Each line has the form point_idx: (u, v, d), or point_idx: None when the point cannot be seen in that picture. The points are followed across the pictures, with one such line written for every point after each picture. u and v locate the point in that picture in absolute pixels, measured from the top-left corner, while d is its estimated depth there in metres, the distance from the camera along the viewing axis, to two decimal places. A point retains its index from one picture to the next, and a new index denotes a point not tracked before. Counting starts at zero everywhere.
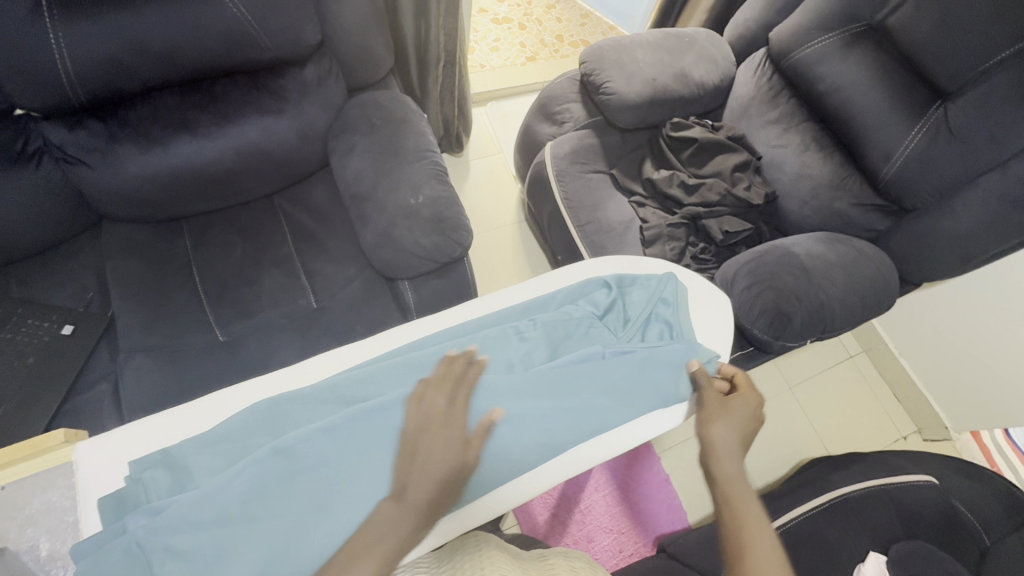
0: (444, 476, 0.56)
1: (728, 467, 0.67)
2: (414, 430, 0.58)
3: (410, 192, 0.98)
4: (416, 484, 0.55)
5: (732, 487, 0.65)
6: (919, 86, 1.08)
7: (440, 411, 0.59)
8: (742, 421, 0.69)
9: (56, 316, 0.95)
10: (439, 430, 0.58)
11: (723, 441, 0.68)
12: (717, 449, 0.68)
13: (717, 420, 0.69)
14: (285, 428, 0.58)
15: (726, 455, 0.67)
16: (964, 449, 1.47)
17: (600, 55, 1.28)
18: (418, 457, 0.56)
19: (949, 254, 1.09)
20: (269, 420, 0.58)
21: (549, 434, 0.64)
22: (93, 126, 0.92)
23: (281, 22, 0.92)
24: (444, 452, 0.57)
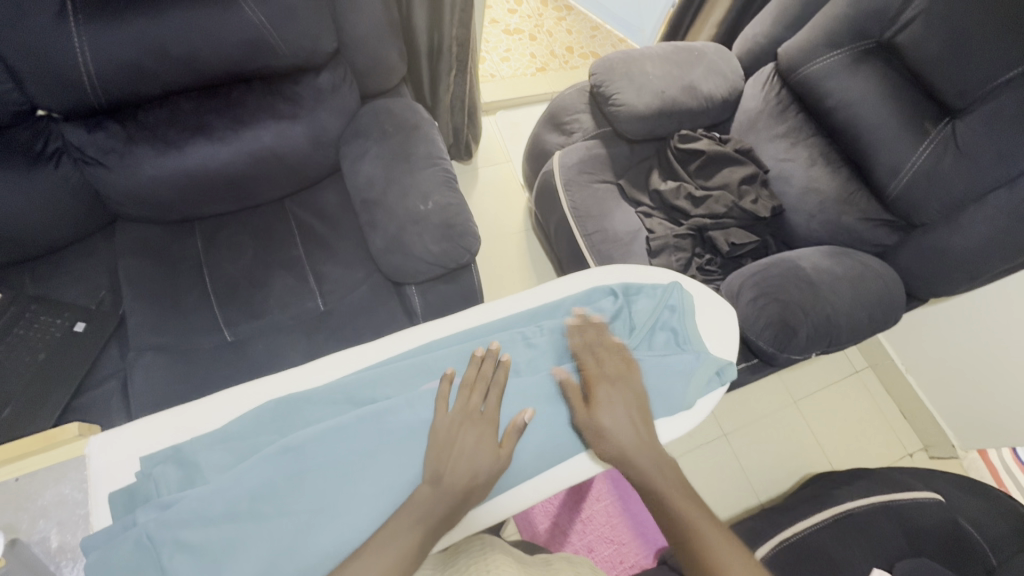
0: (472, 472, 0.58)
1: (645, 466, 0.65)
2: (448, 427, 0.60)
3: (420, 198, 0.99)
4: (449, 479, 0.57)
5: (662, 486, 0.64)
6: (926, 103, 1.09)
7: (474, 410, 0.61)
8: (624, 418, 0.66)
9: (69, 313, 0.96)
10: (472, 428, 0.60)
11: (622, 445, 0.65)
12: (618, 455, 0.65)
13: (603, 420, 0.65)
14: (295, 428, 0.59)
15: (630, 459, 0.65)
16: (971, 467, 1.44)
17: (610, 67, 1.29)
18: (454, 455, 0.58)
19: (955, 270, 1.09)
20: (279, 419, 0.59)
21: (551, 435, 0.66)
22: (112, 128, 0.94)
23: (298, 30, 0.94)
24: (477, 450, 0.59)
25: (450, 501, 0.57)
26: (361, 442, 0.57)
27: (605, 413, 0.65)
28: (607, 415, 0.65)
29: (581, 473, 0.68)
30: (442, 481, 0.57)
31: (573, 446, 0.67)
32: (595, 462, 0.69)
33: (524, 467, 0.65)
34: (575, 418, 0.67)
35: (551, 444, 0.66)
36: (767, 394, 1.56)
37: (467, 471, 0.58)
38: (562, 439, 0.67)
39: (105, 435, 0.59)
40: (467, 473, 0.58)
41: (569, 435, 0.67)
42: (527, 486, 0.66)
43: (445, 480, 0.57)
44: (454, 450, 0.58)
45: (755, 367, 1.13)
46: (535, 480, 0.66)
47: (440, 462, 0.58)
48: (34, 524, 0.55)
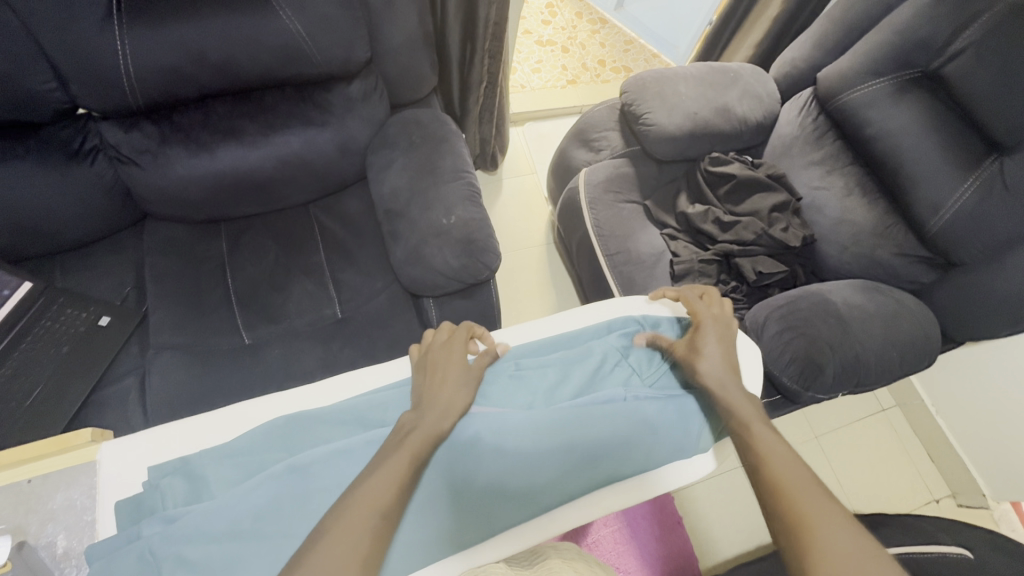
0: (445, 389, 0.63)
1: (734, 391, 0.68)
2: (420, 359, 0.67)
3: (443, 212, 0.99)
4: (428, 399, 0.62)
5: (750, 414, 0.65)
6: (974, 138, 1.04)
7: (442, 343, 0.69)
8: (721, 347, 0.73)
9: (94, 307, 0.98)
10: (443, 351, 0.67)
11: (718, 369, 0.71)
12: (716, 381, 0.69)
13: (705, 345, 0.73)
14: (303, 449, 0.59)
15: (720, 380, 0.70)
16: (1001, 519, 1.38)
17: (642, 86, 1.27)
18: (428, 372, 0.65)
19: (995, 312, 1.05)
20: (289, 439, 0.59)
21: (555, 474, 0.64)
22: (147, 128, 0.96)
23: (333, 39, 0.94)
24: (455, 369, 0.65)
25: (430, 418, 0.60)
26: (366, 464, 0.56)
27: (704, 340, 0.73)
28: (705, 344, 0.73)
29: (589, 515, 0.65)
30: (421, 402, 0.61)
31: (575, 489, 0.64)
32: (600, 505, 0.65)
33: (529, 504, 0.63)
34: (585, 457, 0.65)
35: (558, 482, 0.64)
36: (787, 427, 1.51)
37: (442, 392, 0.62)
38: (568, 480, 0.64)
39: (117, 442, 0.59)
40: (451, 394, 0.63)
41: (569, 479, 0.64)
42: (529, 528, 0.62)
43: (422, 402, 0.61)
44: (427, 369, 0.65)
45: (776, 404, 1.09)
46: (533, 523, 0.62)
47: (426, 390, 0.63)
48: (42, 528, 0.55)
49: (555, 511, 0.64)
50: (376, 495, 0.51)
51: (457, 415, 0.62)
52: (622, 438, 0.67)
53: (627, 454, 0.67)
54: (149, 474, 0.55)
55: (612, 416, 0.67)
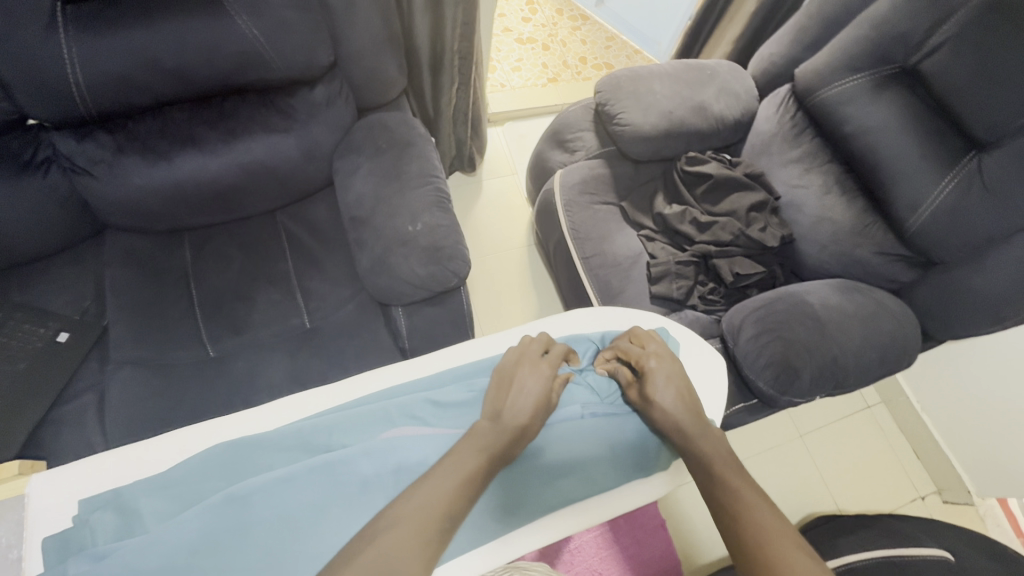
0: (530, 407, 0.66)
1: (695, 435, 0.69)
2: (511, 365, 0.70)
3: (409, 219, 0.96)
4: (508, 414, 0.65)
5: (719, 464, 0.65)
6: (952, 134, 1.02)
7: (534, 354, 0.72)
8: (673, 391, 0.71)
9: (53, 322, 0.96)
10: (530, 363, 0.70)
11: (671, 415, 0.70)
12: (675, 427, 0.69)
13: (654, 393, 0.71)
14: (241, 475, 0.60)
15: (681, 424, 0.69)
16: (987, 515, 1.37)
17: (616, 85, 1.25)
18: (513, 386, 0.68)
19: (975, 311, 1.03)
20: (227, 466, 0.60)
21: (508, 497, 0.65)
22: (101, 138, 0.93)
23: (292, 43, 0.91)
24: (535, 387, 0.68)
25: (508, 433, 0.63)
26: (312, 492, 0.57)
27: (653, 389, 0.71)
28: (656, 392, 0.71)
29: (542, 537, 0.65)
30: (502, 416, 0.65)
31: (525, 514, 0.66)
32: (552, 527, 0.67)
33: (480, 526, 0.63)
34: (540, 481, 0.67)
35: (512, 506, 0.65)
36: (771, 428, 1.49)
37: (528, 411, 0.66)
38: (523, 503, 0.66)
39: (46, 473, 0.60)
40: (524, 415, 0.65)
41: (523, 503, 0.66)
42: (481, 555, 0.63)
43: (505, 417, 0.64)
44: (513, 382, 0.68)
45: (754, 407, 1.08)
46: (484, 548, 0.64)
47: (499, 407, 0.66)
48: None
49: (512, 534, 0.65)
50: (445, 494, 0.55)
51: (529, 436, 0.66)
52: (579, 460, 0.69)
53: (584, 475, 0.69)
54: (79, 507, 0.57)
55: (572, 437, 0.70)
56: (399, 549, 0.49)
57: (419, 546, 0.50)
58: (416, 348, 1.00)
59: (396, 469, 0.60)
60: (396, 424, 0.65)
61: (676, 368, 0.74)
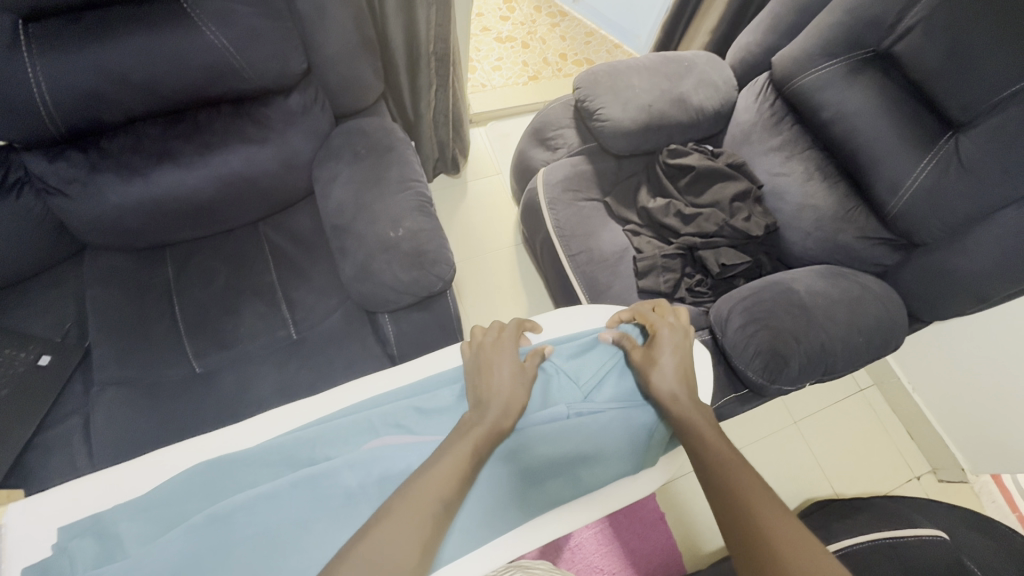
0: (507, 385, 0.67)
1: (688, 408, 0.70)
2: (474, 360, 0.71)
3: (391, 224, 0.95)
4: (488, 395, 0.66)
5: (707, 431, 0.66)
6: (929, 117, 1.02)
7: (492, 340, 0.72)
8: (674, 359, 0.74)
9: (34, 346, 0.94)
10: (493, 349, 0.71)
11: (671, 382, 0.72)
12: (669, 394, 0.71)
13: (658, 356, 0.74)
14: (223, 493, 0.59)
15: (673, 391, 0.71)
16: (982, 491, 1.38)
17: (594, 80, 1.24)
18: (485, 371, 0.68)
19: (960, 291, 1.03)
20: (206, 484, 0.60)
21: (493, 501, 0.65)
22: (74, 157, 0.91)
23: (263, 52, 0.90)
24: (507, 365, 0.69)
25: (492, 411, 0.64)
26: (299, 506, 0.57)
27: (660, 351, 0.74)
28: (660, 355, 0.74)
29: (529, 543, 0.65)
30: (483, 399, 0.66)
31: (512, 518, 0.66)
32: (541, 531, 0.66)
33: (470, 535, 0.63)
34: (528, 483, 0.67)
35: (500, 509, 0.65)
36: (765, 415, 1.50)
37: (507, 386, 0.67)
38: (507, 506, 0.66)
39: (26, 501, 0.59)
40: (507, 389, 0.67)
41: (513, 505, 0.66)
42: (469, 561, 0.63)
43: (486, 398, 0.66)
44: (484, 367, 0.69)
45: (745, 397, 1.08)
46: (473, 552, 0.63)
47: (479, 390, 0.67)
48: None
49: (500, 540, 0.65)
50: (440, 472, 0.57)
51: (517, 409, 0.66)
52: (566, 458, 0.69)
53: (570, 474, 0.69)
54: (59, 535, 0.56)
55: (558, 438, 0.70)
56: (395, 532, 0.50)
57: (415, 527, 0.52)
58: (405, 354, 1.00)
59: (380, 480, 0.60)
60: (377, 434, 0.64)
61: (687, 343, 0.77)
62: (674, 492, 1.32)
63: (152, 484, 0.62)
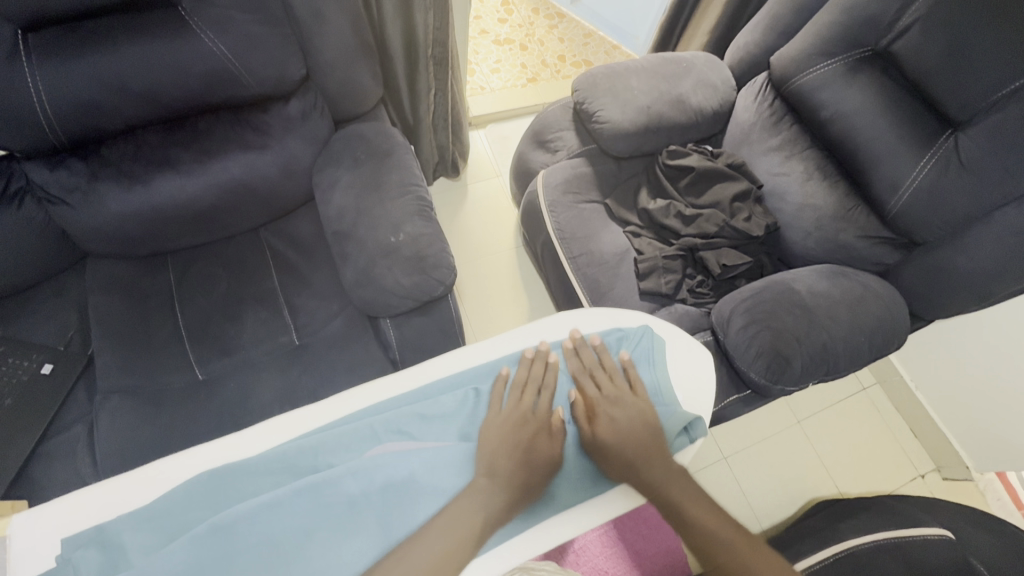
0: (525, 461, 0.66)
1: (654, 475, 0.68)
2: (501, 424, 0.68)
3: (391, 229, 0.95)
4: (503, 469, 0.64)
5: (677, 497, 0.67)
6: (928, 115, 1.02)
7: (525, 410, 0.69)
8: (613, 426, 0.71)
9: (37, 355, 0.95)
10: (521, 426, 0.68)
11: (627, 444, 0.70)
12: (625, 467, 0.69)
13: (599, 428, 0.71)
14: (226, 502, 0.60)
15: (632, 466, 0.69)
16: (986, 489, 1.39)
17: (593, 83, 1.25)
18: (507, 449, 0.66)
19: (961, 290, 1.03)
20: (209, 494, 0.60)
21: None
22: (75, 165, 0.91)
23: (261, 60, 0.91)
24: (533, 450, 0.67)
25: (503, 490, 0.63)
26: (303, 514, 0.57)
27: (606, 427, 0.71)
28: (602, 427, 0.71)
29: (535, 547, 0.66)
30: (495, 472, 0.64)
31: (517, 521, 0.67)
32: (547, 537, 0.66)
33: None
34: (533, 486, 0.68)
35: None
36: (769, 415, 1.50)
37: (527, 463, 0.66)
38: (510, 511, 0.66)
39: (31, 511, 0.59)
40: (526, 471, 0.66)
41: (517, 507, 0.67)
42: (476, 566, 0.63)
43: (500, 472, 0.64)
44: (510, 444, 0.66)
45: (748, 398, 1.07)
46: (481, 559, 0.63)
47: (492, 459, 0.65)
48: None
49: (504, 546, 0.65)
50: (433, 558, 0.56)
51: (529, 490, 0.65)
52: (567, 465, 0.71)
53: (572, 479, 0.70)
54: (63, 546, 0.56)
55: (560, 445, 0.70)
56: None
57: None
58: (407, 358, 1.00)
59: (384, 487, 0.60)
60: (379, 442, 0.64)
61: (637, 405, 0.73)
62: None
63: (156, 493, 0.62)
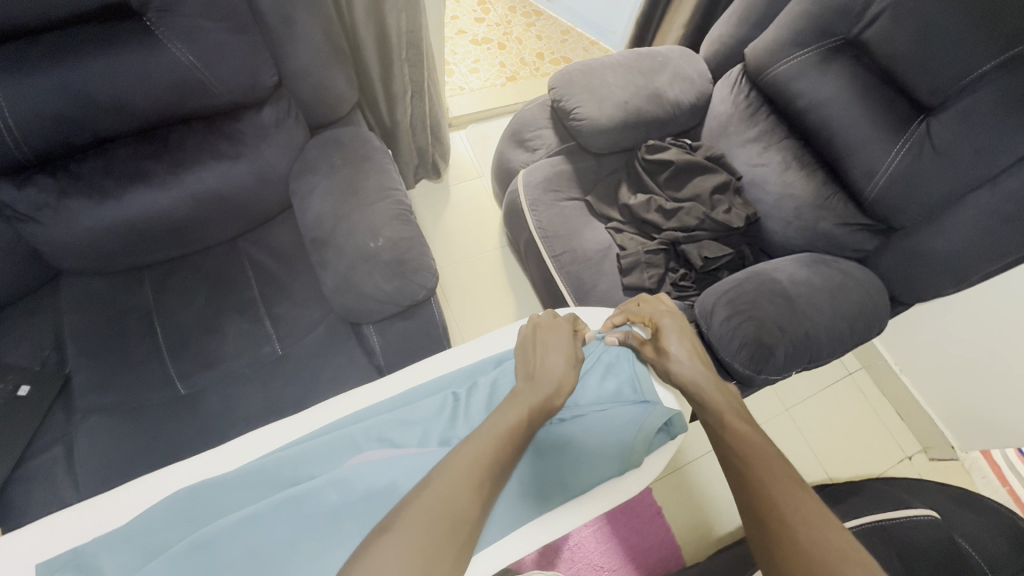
0: (562, 356, 0.74)
1: (710, 390, 0.75)
2: (530, 334, 0.78)
3: (370, 235, 0.95)
4: (542, 372, 0.72)
5: (728, 410, 0.71)
6: (900, 101, 1.03)
7: (549, 319, 0.80)
8: (684, 344, 0.80)
9: (12, 377, 0.93)
10: (547, 329, 0.78)
11: (695, 358, 0.79)
12: (689, 376, 0.76)
13: (669, 347, 0.80)
14: (205, 520, 0.59)
15: (693, 374, 0.76)
16: (972, 468, 1.40)
17: (569, 80, 1.24)
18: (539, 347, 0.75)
19: (939, 272, 1.04)
20: (188, 512, 0.60)
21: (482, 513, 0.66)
22: (43, 182, 0.89)
23: (231, 67, 0.90)
24: (558, 347, 0.75)
25: (546, 387, 0.69)
26: (283, 527, 0.57)
27: (668, 341, 0.81)
28: (673, 349, 0.80)
29: (522, 551, 0.66)
30: (537, 373, 0.71)
31: (501, 526, 0.66)
32: (525, 542, 0.66)
33: None
34: (519, 489, 0.68)
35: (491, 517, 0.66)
36: (757, 404, 1.51)
37: (558, 365, 0.73)
38: (497, 515, 0.66)
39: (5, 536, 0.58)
40: (557, 370, 0.72)
41: (505, 509, 0.67)
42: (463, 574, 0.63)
43: (537, 372, 0.71)
44: (539, 345, 0.75)
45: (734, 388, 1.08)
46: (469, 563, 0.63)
47: (530, 364, 0.73)
48: None
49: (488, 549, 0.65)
50: (437, 514, 0.51)
51: (565, 390, 0.72)
52: (552, 463, 0.70)
53: (555, 479, 0.69)
54: (38, 572, 0.55)
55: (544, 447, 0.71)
56: (411, 536, 0.48)
57: (448, 529, 0.50)
58: (392, 363, 0.99)
59: (364, 496, 0.60)
60: (358, 451, 0.64)
61: (685, 324, 0.85)
62: (670, 485, 1.33)
63: (135, 512, 0.62)
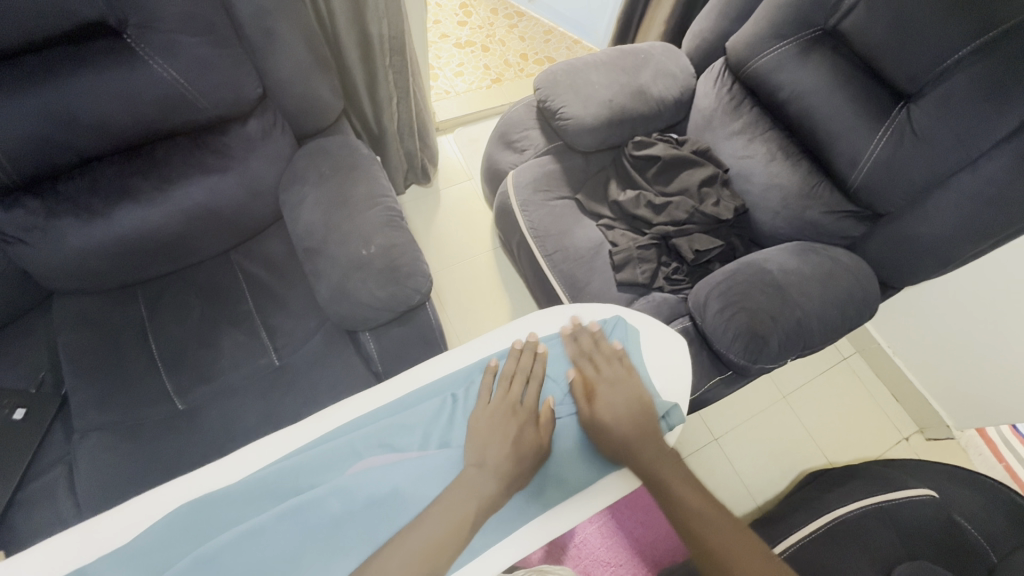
0: (519, 447, 0.68)
1: (644, 456, 0.71)
2: (489, 413, 0.70)
3: (362, 242, 0.95)
4: (495, 462, 0.66)
5: (659, 470, 0.70)
6: (879, 89, 1.05)
7: (512, 396, 0.71)
8: (623, 415, 0.73)
9: (9, 399, 0.92)
10: (508, 413, 0.70)
11: (622, 427, 0.72)
12: (623, 446, 0.71)
13: (602, 412, 0.73)
14: (209, 533, 0.60)
15: (627, 443, 0.71)
16: (969, 445, 1.44)
17: (554, 80, 1.25)
18: (495, 436, 0.68)
19: (926, 255, 1.05)
20: (192, 525, 0.60)
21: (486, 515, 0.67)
22: (30, 204, 0.88)
23: (215, 81, 0.90)
24: (513, 436, 0.68)
25: (497, 484, 0.65)
26: (289, 537, 0.59)
27: (603, 408, 0.73)
28: (603, 396, 0.74)
29: (528, 547, 0.67)
30: (488, 464, 0.66)
31: (505, 525, 0.67)
32: (530, 540, 0.68)
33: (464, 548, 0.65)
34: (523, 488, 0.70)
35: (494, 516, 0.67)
36: (755, 393, 1.52)
37: (510, 456, 0.67)
38: (502, 514, 0.68)
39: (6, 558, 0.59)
40: (509, 461, 0.67)
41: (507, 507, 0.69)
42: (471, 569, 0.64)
43: (491, 465, 0.66)
44: (496, 433, 0.68)
45: (729, 378, 1.09)
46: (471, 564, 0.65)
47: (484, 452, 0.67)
48: None
49: (496, 546, 0.66)
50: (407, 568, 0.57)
51: (519, 479, 0.67)
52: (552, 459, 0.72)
53: (555, 474, 0.71)
54: None
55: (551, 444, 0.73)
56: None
57: (439, 548, 0.59)
58: (390, 369, 0.99)
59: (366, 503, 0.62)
60: (359, 458, 0.65)
61: (631, 388, 0.75)
62: None
63: (138, 528, 0.62)
